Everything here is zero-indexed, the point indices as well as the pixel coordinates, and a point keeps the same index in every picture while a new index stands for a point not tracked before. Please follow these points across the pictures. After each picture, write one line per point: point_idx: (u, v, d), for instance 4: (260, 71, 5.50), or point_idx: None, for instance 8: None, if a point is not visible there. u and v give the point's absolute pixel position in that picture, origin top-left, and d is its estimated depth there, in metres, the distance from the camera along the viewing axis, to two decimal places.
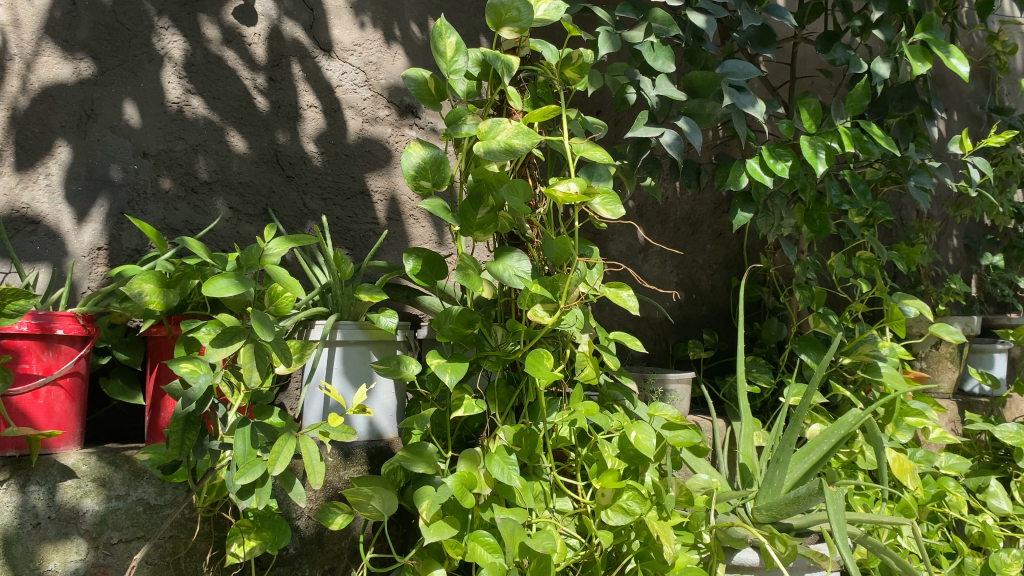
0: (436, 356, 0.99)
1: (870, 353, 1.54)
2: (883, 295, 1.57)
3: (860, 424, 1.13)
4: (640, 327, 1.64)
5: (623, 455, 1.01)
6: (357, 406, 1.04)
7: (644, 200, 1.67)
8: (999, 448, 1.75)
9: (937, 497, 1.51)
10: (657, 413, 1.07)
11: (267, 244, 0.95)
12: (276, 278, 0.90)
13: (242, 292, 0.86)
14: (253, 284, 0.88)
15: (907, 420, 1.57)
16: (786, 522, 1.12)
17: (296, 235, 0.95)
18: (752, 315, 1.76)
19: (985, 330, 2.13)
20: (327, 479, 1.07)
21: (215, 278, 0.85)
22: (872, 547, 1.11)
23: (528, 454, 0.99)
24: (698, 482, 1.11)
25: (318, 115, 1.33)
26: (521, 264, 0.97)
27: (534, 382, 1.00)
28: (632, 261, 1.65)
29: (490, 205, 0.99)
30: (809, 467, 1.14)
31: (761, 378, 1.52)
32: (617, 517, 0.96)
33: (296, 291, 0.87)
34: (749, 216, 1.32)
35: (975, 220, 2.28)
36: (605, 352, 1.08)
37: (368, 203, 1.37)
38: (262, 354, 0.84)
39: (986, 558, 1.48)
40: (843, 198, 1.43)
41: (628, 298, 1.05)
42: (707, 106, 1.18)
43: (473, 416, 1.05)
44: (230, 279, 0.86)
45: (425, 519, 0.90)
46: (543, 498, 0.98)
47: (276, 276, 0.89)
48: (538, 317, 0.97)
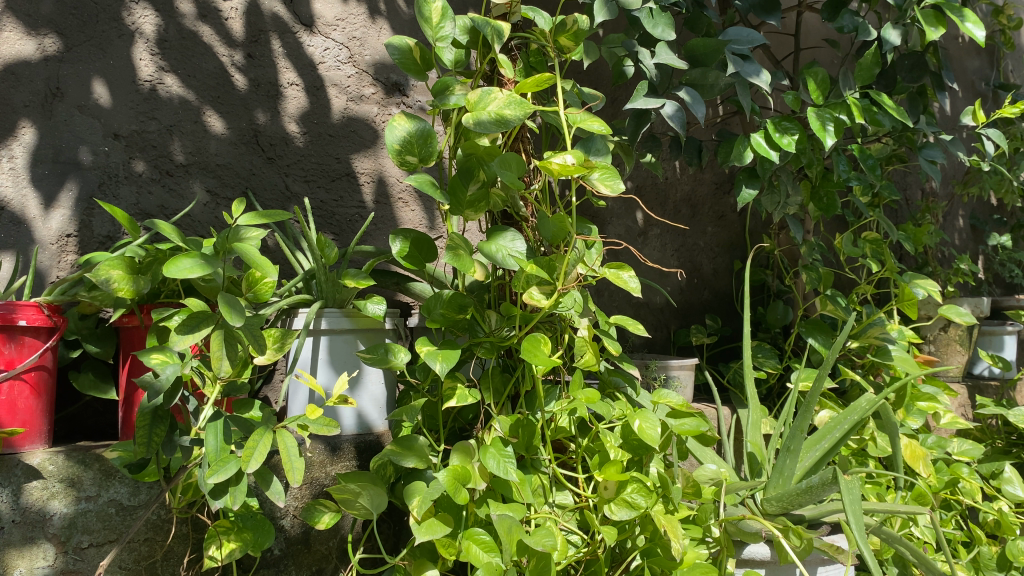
0: (426, 343, 0.93)
1: (880, 337, 1.47)
2: (893, 275, 1.51)
3: (875, 409, 1.08)
4: (640, 313, 1.59)
5: (626, 445, 0.96)
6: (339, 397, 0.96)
7: (644, 180, 1.60)
8: (1012, 433, 1.70)
9: (951, 484, 1.46)
10: (662, 401, 1.02)
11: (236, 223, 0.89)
12: (247, 260, 0.83)
13: (208, 273, 0.80)
14: (221, 265, 0.82)
15: (918, 405, 1.52)
16: (798, 514, 1.07)
17: (268, 211, 0.89)
18: (756, 299, 1.70)
19: (994, 312, 2.08)
20: (312, 475, 1.01)
21: (178, 258, 0.78)
22: (886, 537, 1.06)
23: (525, 446, 0.93)
24: (705, 472, 1.05)
25: (300, 93, 1.26)
26: (515, 243, 0.92)
27: (532, 369, 0.94)
28: (631, 245, 1.60)
29: (481, 181, 0.93)
30: (820, 456, 1.09)
31: (767, 364, 1.46)
32: (621, 511, 0.89)
33: (268, 272, 0.81)
34: (753, 193, 1.26)
35: (982, 200, 2.23)
36: (605, 337, 1.02)
37: (354, 185, 1.31)
38: (232, 341, 0.77)
39: (1002, 547, 1.43)
40: (851, 174, 1.37)
41: (629, 279, 0.98)
42: (710, 76, 1.12)
43: (466, 406, 0.98)
44: (195, 260, 0.80)
45: (416, 518, 0.85)
46: (542, 492, 0.93)
47: (246, 256, 0.83)
48: (533, 300, 0.91)
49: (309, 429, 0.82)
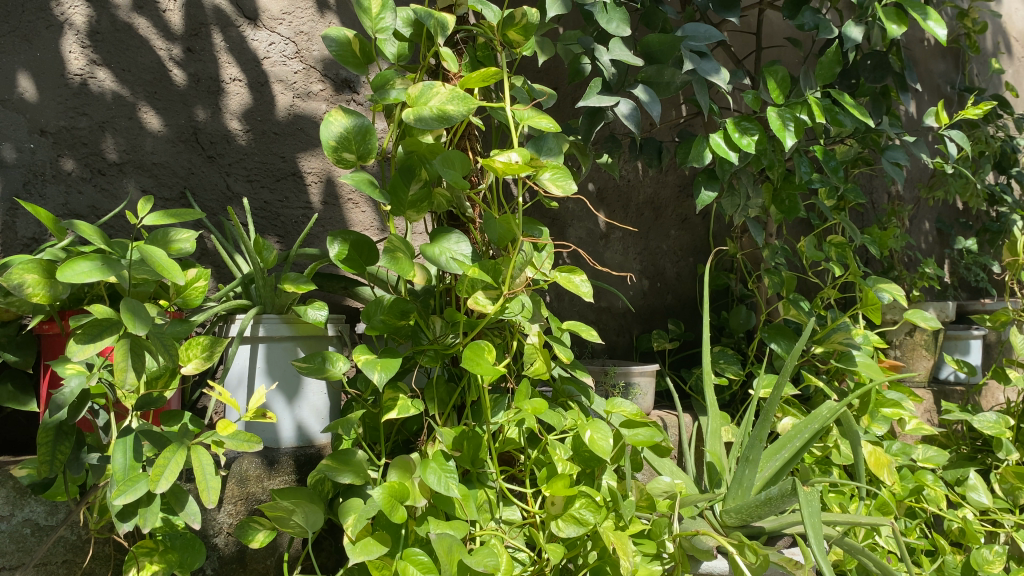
0: (365, 351, 0.88)
1: (843, 342, 1.44)
2: (857, 278, 1.47)
3: (836, 417, 1.05)
4: (601, 318, 1.56)
5: (576, 457, 0.92)
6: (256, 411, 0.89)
7: (605, 182, 1.57)
8: (977, 439, 1.68)
9: (915, 491, 1.44)
10: (616, 410, 0.97)
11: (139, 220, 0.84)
12: (152, 262, 0.79)
13: (109, 277, 0.75)
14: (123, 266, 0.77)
15: (883, 411, 1.49)
16: (757, 526, 1.03)
17: (179, 210, 0.85)
18: (719, 303, 1.67)
19: (959, 317, 2.06)
20: (248, 490, 0.97)
21: (75, 261, 0.74)
22: (848, 548, 1.01)
23: (470, 459, 0.88)
24: (660, 485, 0.99)
25: (242, 89, 1.21)
26: (459, 246, 0.87)
27: (477, 378, 0.89)
28: (593, 249, 1.56)
29: (423, 180, 0.88)
30: (781, 465, 1.06)
31: (729, 370, 1.44)
32: (568, 528, 0.85)
33: (175, 276, 0.76)
34: (713, 195, 1.22)
35: (948, 203, 2.22)
36: (556, 343, 0.97)
37: (300, 185, 1.26)
38: (138, 351, 0.72)
39: (967, 556, 1.41)
40: (813, 176, 1.34)
41: (581, 283, 0.95)
42: (666, 73, 1.08)
43: (410, 417, 0.93)
44: (95, 262, 0.75)
45: (351, 537, 0.80)
46: (488, 508, 0.88)
47: (150, 258, 0.78)
48: (479, 305, 0.86)
49: (224, 447, 0.75)
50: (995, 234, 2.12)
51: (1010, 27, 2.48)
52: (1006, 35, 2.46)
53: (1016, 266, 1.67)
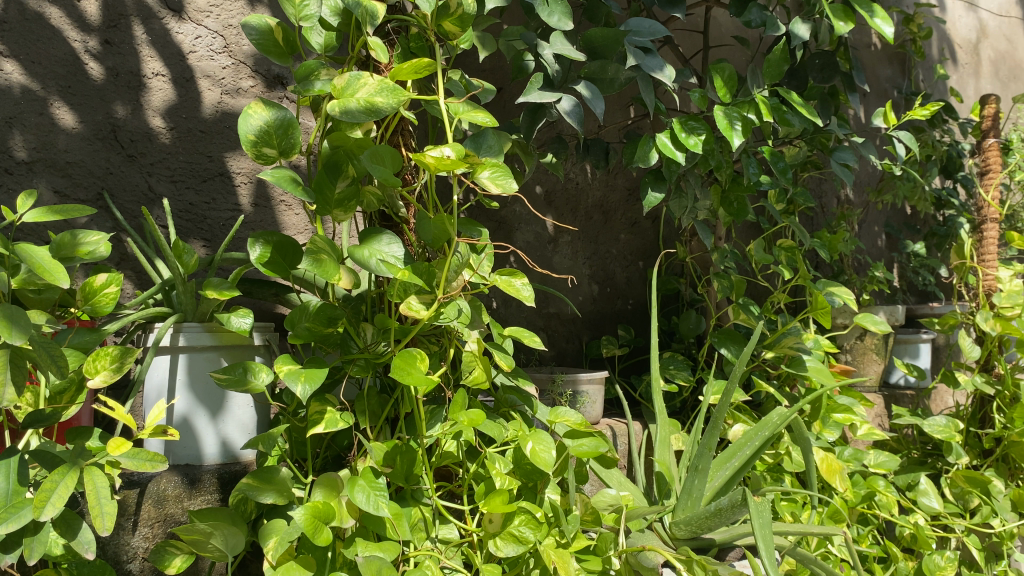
0: (288, 360, 0.82)
1: (794, 346, 1.42)
2: (807, 282, 1.45)
3: (785, 424, 1.02)
4: (550, 324, 1.53)
5: (517, 471, 0.87)
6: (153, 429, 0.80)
7: (552, 184, 1.53)
8: (927, 443, 1.67)
9: (867, 498, 1.42)
10: (559, 419, 0.92)
11: (21, 217, 0.77)
12: (34, 264, 0.72)
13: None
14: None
15: (834, 416, 1.47)
16: (708, 538, 1.00)
17: (64, 205, 0.79)
18: (670, 308, 1.64)
19: (909, 321, 2.06)
20: (165, 511, 0.90)
21: None
22: (800, 558, 0.98)
23: (403, 476, 0.83)
24: (605, 498, 0.95)
25: (166, 85, 1.14)
26: (391, 248, 0.82)
27: (410, 389, 0.84)
28: (541, 253, 1.53)
29: (350, 177, 0.82)
30: (730, 475, 1.03)
31: (679, 376, 1.40)
32: (507, 547, 0.80)
33: (57, 278, 0.71)
34: (660, 196, 1.19)
35: (896, 208, 2.22)
36: (496, 351, 0.92)
37: (229, 186, 1.19)
38: (19, 363, 0.67)
39: (919, 562, 1.39)
40: (761, 177, 1.32)
41: (523, 287, 0.90)
42: (610, 69, 1.05)
43: (340, 431, 0.88)
44: None
45: (271, 562, 0.74)
46: (423, 526, 0.83)
47: (32, 258, 0.72)
48: (412, 311, 0.80)
49: (122, 466, 0.69)
50: (942, 238, 2.13)
51: (954, 34, 2.50)
52: (951, 41, 2.48)
53: (963, 269, 1.66)
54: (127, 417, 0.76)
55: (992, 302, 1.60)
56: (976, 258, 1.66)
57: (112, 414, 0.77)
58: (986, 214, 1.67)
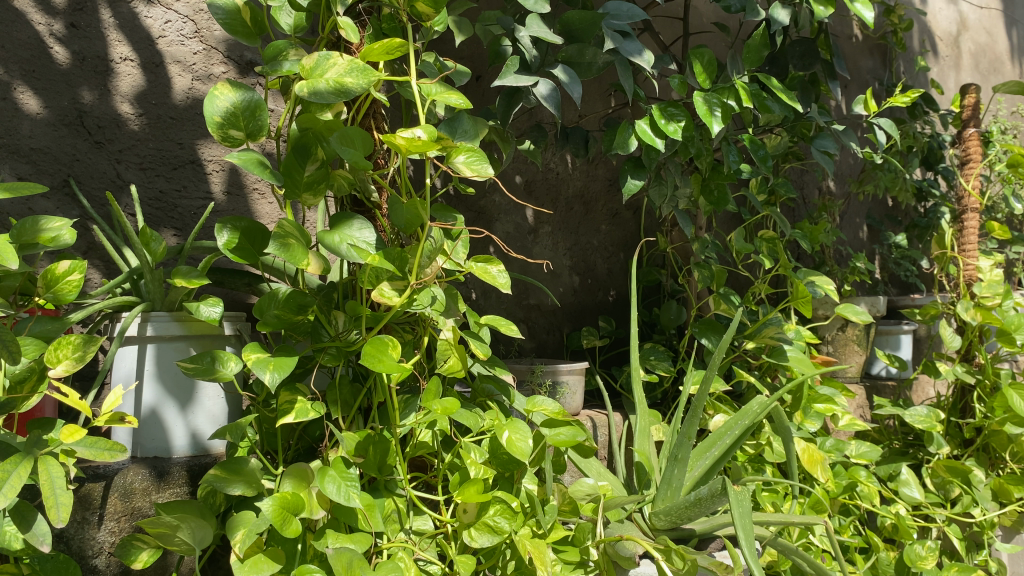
0: (257, 349, 0.80)
1: (775, 337, 1.41)
2: (788, 272, 1.44)
3: (765, 413, 1.01)
4: (531, 315, 1.52)
5: (493, 460, 0.86)
6: (112, 415, 0.77)
7: (532, 174, 1.52)
8: (908, 433, 1.66)
9: (848, 488, 1.42)
10: (537, 409, 0.91)
11: None
12: None
13: None
14: None
15: (816, 407, 1.46)
16: (687, 529, 0.99)
17: (14, 184, 0.75)
18: (651, 300, 1.63)
19: (890, 312, 2.06)
20: (132, 505, 0.87)
21: None
22: (781, 549, 0.97)
23: (376, 466, 0.81)
24: (583, 488, 0.92)
25: (134, 70, 1.11)
26: (363, 233, 0.80)
27: (383, 378, 0.82)
28: (521, 244, 1.51)
29: (320, 160, 0.80)
30: (711, 465, 1.02)
31: (659, 367, 1.39)
32: (481, 538, 0.78)
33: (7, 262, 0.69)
34: (640, 183, 1.17)
35: (878, 200, 2.22)
36: (473, 339, 0.90)
37: (200, 173, 1.16)
38: None
39: (901, 552, 1.39)
40: (741, 165, 1.30)
41: (499, 274, 0.88)
42: (588, 53, 1.03)
43: (313, 421, 0.86)
44: None
45: (239, 555, 0.72)
46: (396, 518, 0.81)
47: None
48: (385, 297, 0.78)
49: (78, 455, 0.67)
50: (924, 230, 2.13)
51: (935, 26, 2.50)
52: (931, 34, 2.48)
53: (945, 260, 1.66)
54: (79, 402, 0.73)
55: (972, 292, 1.60)
56: (957, 248, 1.66)
57: (64, 401, 0.73)
58: (966, 204, 1.67)
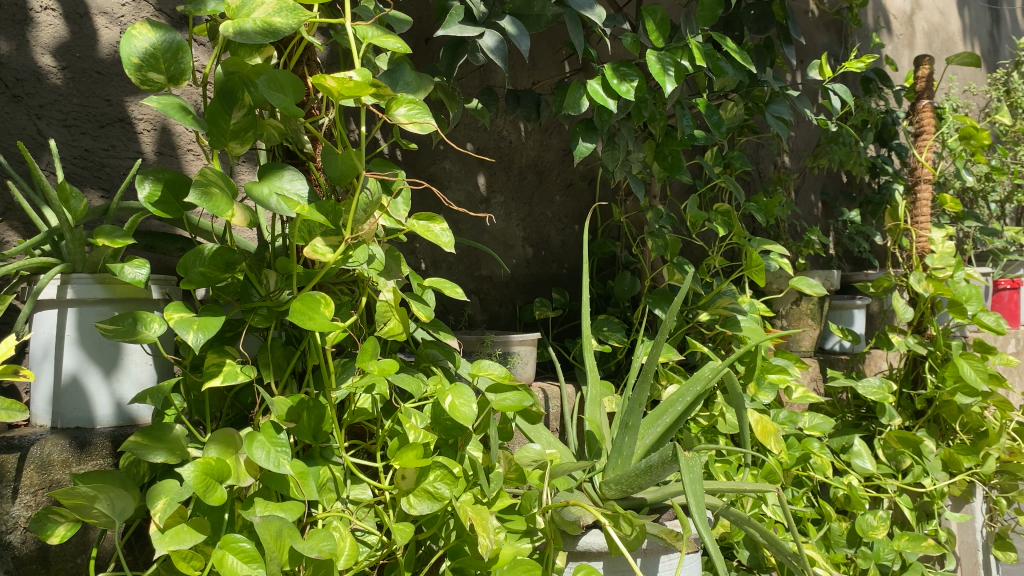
0: (181, 308, 0.75)
1: (728, 307, 1.40)
2: (742, 240, 1.42)
3: (718, 379, 0.99)
4: (482, 287, 1.48)
5: (436, 426, 0.82)
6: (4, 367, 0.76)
7: (484, 142, 1.48)
8: (861, 406, 1.66)
9: (802, 460, 1.41)
10: (482, 373, 0.87)
11: None
12: None
13: None
14: None
15: (769, 378, 1.45)
16: (638, 498, 0.96)
17: None
18: (606, 272, 1.60)
19: (844, 287, 2.07)
20: (49, 477, 0.82)
21: None
22: (735, 519, 0.94)
23: (311, 433, 0.77)
24: (528, 454, 0.90)
25: (56, 20, 1.04)
26: (294, 185, 0.76)
27: (316, 339, 0.78)
28: (472, 213, 1.47)
29: (247, 106, 0.75)
30: (662, 432, 1.00)
31: (613, 338, 1.37)
32: (420, 505, 0.74)
33: None
34: (592, 146, 1.14)
35: (832, 175, 2.22)
36: (415, 300, 0.86)
37: (130, 132, 1.10)
38: None
39: (853, 522, 1.39)
40: (695, 130, 1.28)
41: (441, 232, 0.84)
42: (536, 5, 1.00)
43: (244, 386, 0.82)
44: None
45: (159, 525, 0.67)
46: (333, 487, 0.78)
47: None
48: (317, 254, 0.73)
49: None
50: (877, 205, 2.13)
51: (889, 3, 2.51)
52: (885, 11, 2.48)
53: (898, 232, 1.66)
54: None
55: (925, 264, 1.60)
56: (910, 220, 1.66)
57: None
58: (919, 176, 1.66)
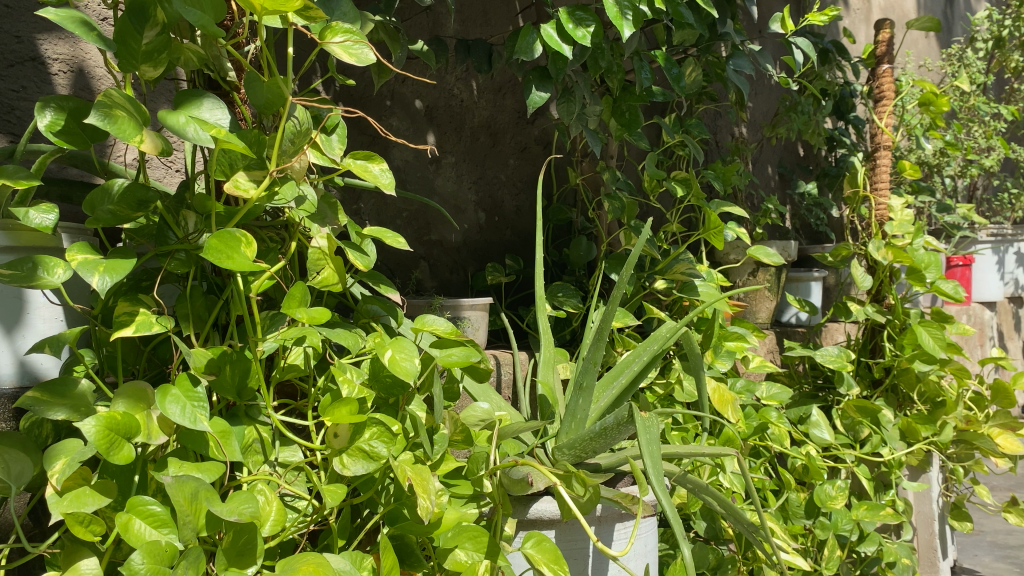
0: (86, 250, 0.68)
1: (686, 273, 1.36)
2: (701, 202, 1.37)
3: (675, 338, 0.94)
4: (432, 252, 1.42)
5: (374, 384, 0.76)
6: None
7: (434, 99, 1.41)
8: (818, 377, 1.63)
9: (760, 430, 1.37)
10: (426, 329, 0.81)
11: None
12: None
13: None
14: None
15: (726, 345, 1.40)
16: (592, 463, 0.91)
17: None
18: (561, 239, 1.54)
19: (801, 260, 2.04)
20: None
21: None
22: (693, 486, 0.88)
23: (236, 389, 0.70)
24: (476, 413, 0.85)
25: None
26: (213, 115, 0.68)
27: (240, 286, 0.70)
28: (421, 174, 1.40)
29: (161, 24, 0.67)
30: (618, 395, 0.95)
31: (568, 304, 1.31)
32: (355, 465, 0.68)
33: None
34: (546, 95, 1.08)
35: (789, 148, 2.19)
36: (352, 249, 0.79)
37: (43, 73, 1.01)
38: None
39: (811, 493, 1.36)
40: (654, 84, 1.23)
41: (380, 173, 0.77)
42: None
43: (162, 340, 0.75)
44: None
45: (56, 488, 0.60)
46: (260, 449, 0.71)
47: None
48: (240, 190, 0.67)
49: None
50: (835, 176, 2.08)
51: None
52: None
53: (856, 199, 1.63)
54: None
55: (884, 231, 1.57)
56: (869, 187, 1.64)
57: None
58: (879, 142, 1.64)
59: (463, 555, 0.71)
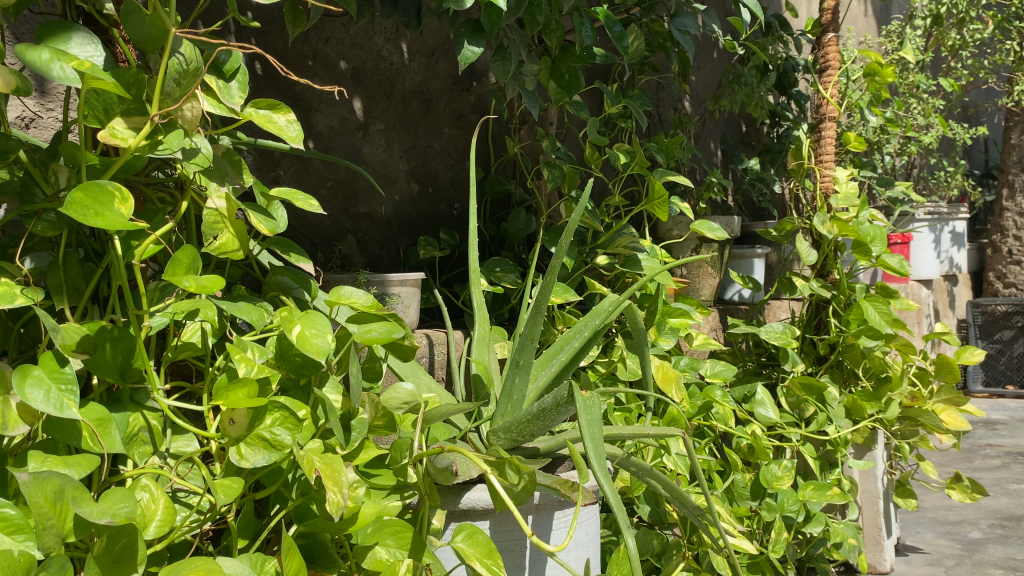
0: None
1: (629, 246, 1.29)
2: (644, 171, 1.31)
3: (618, 311, 0.88)
4: (360, 226, 1.33)
5: (282, 363, 0.67)
6: None
7: (360, 60, 1.31)
8: (762, 354, 1.59)
9: (704, 409, 1.32)
10: (342, 302, 0.72)
11: None
12: None
13: None
14: None
15: (670, 322, 1.34)
16: (530, 447, 0.84)
17: None
18: (499, 212, 1.46)
19: (744, 236, 2.00)
20: None
21: None
22: (637, 469, 0.82)
23: (118, 371, 0.60)
24: (399, 396, 0.76)
25: None
26: (86, 55, 0.58)
27: (119, 252, 0.61)
28: (347, 141, 1.31)
29: None
30: (557, 373, 0.87)
31: (506, 279, 1.24)
32: (255, 456, 0.60)
33: None
34: (478, 51, 0.99)
35: (731, 123, 2.15)
36: (255, 212, 0.70)
37: None
38: None
39: (756, 473, 1.31)
40: (595, 42, 1.15)
41: (286, 124, 0.68)
42: None
43: (33, 316, 0.65)
44: None
45: None
46: (148, 439, 0.62)
47: None
48: (117, 138, 0.57)
49: None
50: (777, 153, 2.06)
51: None
52: None
53: (801, 172, 1.59)
54: None
55: (829, 205, 1.54)
56: (814, 159, 1.59)
57: None
58: (824, 113, 1.60)
59: (384, 553, 0.64)
